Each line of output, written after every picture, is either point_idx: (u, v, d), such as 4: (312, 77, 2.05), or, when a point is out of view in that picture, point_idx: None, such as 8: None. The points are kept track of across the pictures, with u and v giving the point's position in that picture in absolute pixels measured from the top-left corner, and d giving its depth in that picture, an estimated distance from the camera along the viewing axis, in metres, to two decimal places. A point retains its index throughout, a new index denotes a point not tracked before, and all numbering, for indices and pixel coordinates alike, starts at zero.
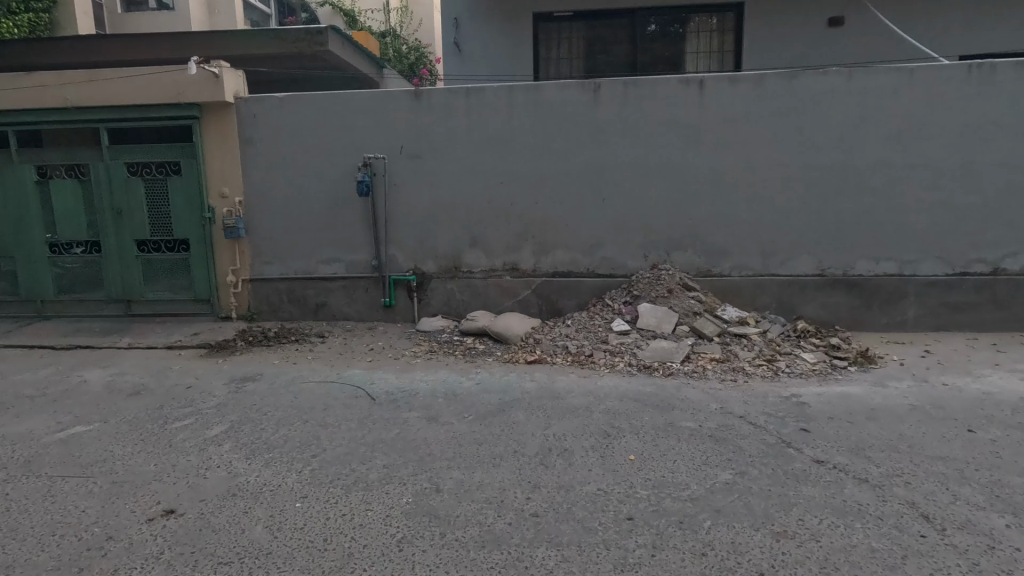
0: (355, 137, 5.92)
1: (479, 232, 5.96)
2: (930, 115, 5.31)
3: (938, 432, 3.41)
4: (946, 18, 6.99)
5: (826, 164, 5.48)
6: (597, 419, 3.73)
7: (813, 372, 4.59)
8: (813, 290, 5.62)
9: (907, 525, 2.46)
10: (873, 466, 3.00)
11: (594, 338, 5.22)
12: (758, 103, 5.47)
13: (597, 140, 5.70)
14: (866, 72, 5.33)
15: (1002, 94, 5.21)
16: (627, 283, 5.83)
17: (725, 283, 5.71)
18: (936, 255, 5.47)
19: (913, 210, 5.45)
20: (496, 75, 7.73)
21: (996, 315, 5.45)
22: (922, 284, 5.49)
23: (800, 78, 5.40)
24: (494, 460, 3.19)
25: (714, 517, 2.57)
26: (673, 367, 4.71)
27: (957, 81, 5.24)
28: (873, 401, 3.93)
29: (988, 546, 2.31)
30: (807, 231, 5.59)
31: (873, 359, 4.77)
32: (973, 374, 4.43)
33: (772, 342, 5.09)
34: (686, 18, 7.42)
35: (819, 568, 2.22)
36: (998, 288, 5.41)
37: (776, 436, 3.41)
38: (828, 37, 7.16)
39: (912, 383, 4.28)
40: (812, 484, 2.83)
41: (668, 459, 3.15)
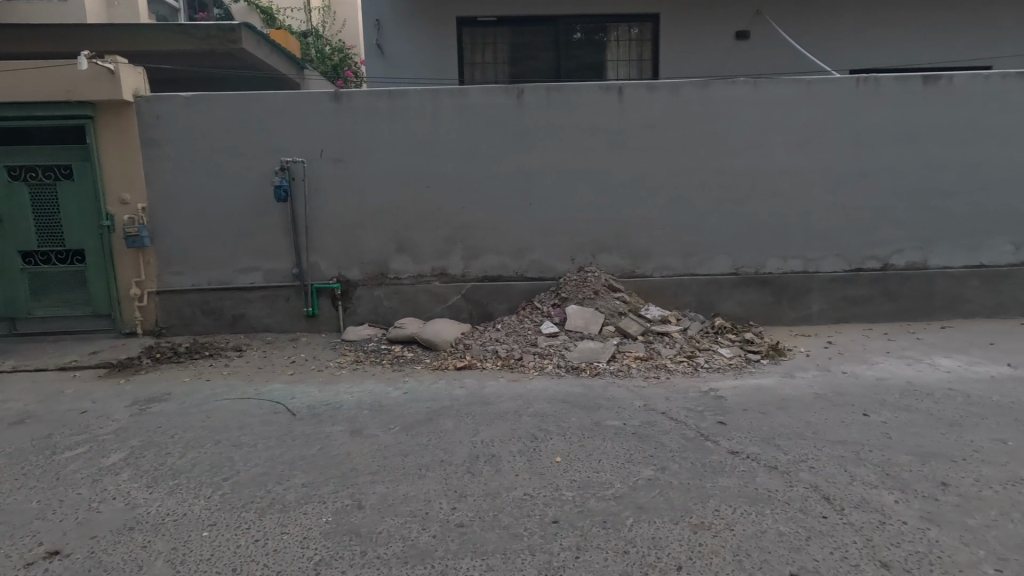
0: (271, 140, 5.64)
1: (407, 237, 5.84)
2: (826, 123, 5.74)
3: (839, 417, 3.67)
4: (840, 35, 7.61)
5: (738, 169, 5.80)
6: (526, 423, 3.74)
7: (729, 366, 4.83)
8: (729, 288, 5.92)
9: (811, 508, 2.62)
10: (781, 453, 3.18)
11: (523, 342, 5.25)
12: (674, 110, 5.71)
13: (523, 145, 5.74)
14: (770, 83, 5.68)
15: (886, 105, 5.71)
16: (555, 285, 5.90)
17: (648, 283, 5.91)
18: (836, 252, 5.91)
19: (815, 211, 5.87)
20: (421, 78, 7.62)
21: (888, 307, 5.95)
22: (824, 280, 5.91)
23: (712, 87, 5.68)
24: (420, 471, 3.11)
25: (636, 514, 2.63)
26: (600, 367, 4.81)
27: (848, 92, 5.69)
28: (783, 391, 4.18)
29: (880, 522, 2.49)
30: (723, 232, 5.89)
31: (783, 351, 5.09)
32: (868, 361, 4.81)
33: (691, 339, 5.31)
34: (607, 27, 7.65)
35: (732, 555, 2.32)
36: (888, 282, 5.92)
37: (695, 430, 3.54)
38: (737, 49, 7.61)
39: (816, 373, 4.59)
40: (727, 474, 2.96)
41: (593, 459, 3.20)
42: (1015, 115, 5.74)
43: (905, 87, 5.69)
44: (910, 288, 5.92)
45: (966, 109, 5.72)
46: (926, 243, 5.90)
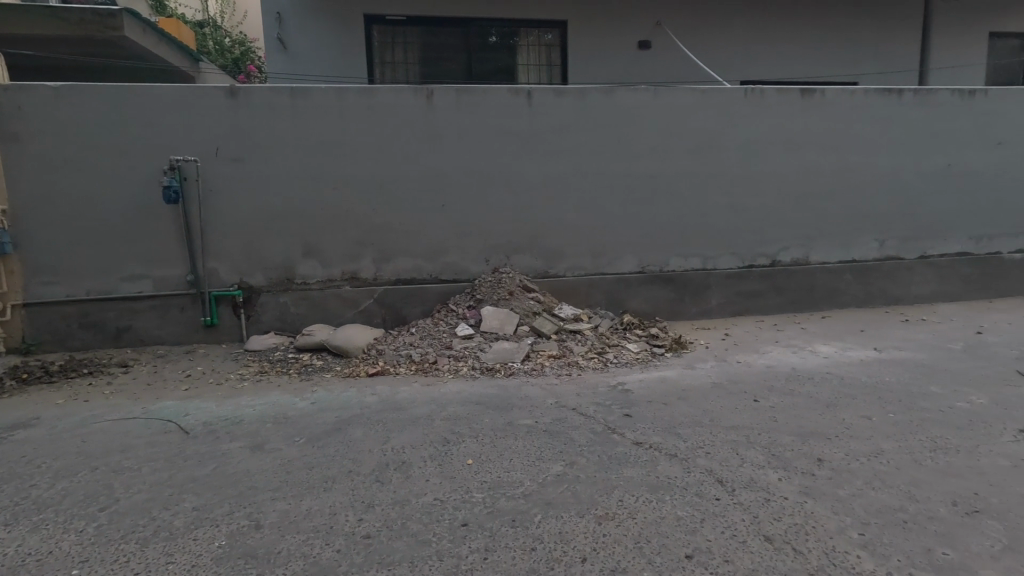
0: (158, 136, 5.20)
1: (314, 241, 5.60)
2: (719, 130, 6.15)
3: (733, 404, 3.94)
4: (731, 49, 8.19)
5: (641, 172, 6.08)
6: (438, 427, 3.70)
7: (636, 361, 5.05)
8: (636, 285, 6.18)
9: (705, 491, 2.79)
10: (681, 441, 3.37)
11: (438, 345, 5.19)
12: (581, 115, 5.88)
13: (434, 147, 5.68)
14: (668, 91, 6.00)
15: (770, 114, 6.21)
16: (470, 287, 5.89)
17: (561, 283, 6.05)
18: (731, 251, 6.35)
19: (712, 212, 6.27)
20: (328, 76, 7.36)
21: (777, 300, 6.48)
22: (721, 277, 6.33)
23: (616, 94, 5.91)
24: (326, 484, 2.99)
25: (544, 510, 2.68)
26: (514, 367, 4.85)
27: (737, 102, 6.13)
28: (684, 382, 4.44)
29: (765, 499, 2.69)
30: (630, 233, 6.14)
31: (685, 344, 5.39)
32: (759, 351, 5.21)
33: (601, 336, 5.50)
34: (516, 31, 7.76)
35: (634, 543, 2.41)
36: (776, 277, 6.44)
37: (603, 424, 3.66)
38: (639, 58, 7.98)
39: (714, 363, 4.91)
40: (631, 465, 3.08)
41: (505, 459, 3.21)
42: (876, 126, 6.44)
43: (786, 98, 6.21)
44: (796, 282, 6.48)
45: (837, 120, 6.35)
46: (807, 241, 6.48)
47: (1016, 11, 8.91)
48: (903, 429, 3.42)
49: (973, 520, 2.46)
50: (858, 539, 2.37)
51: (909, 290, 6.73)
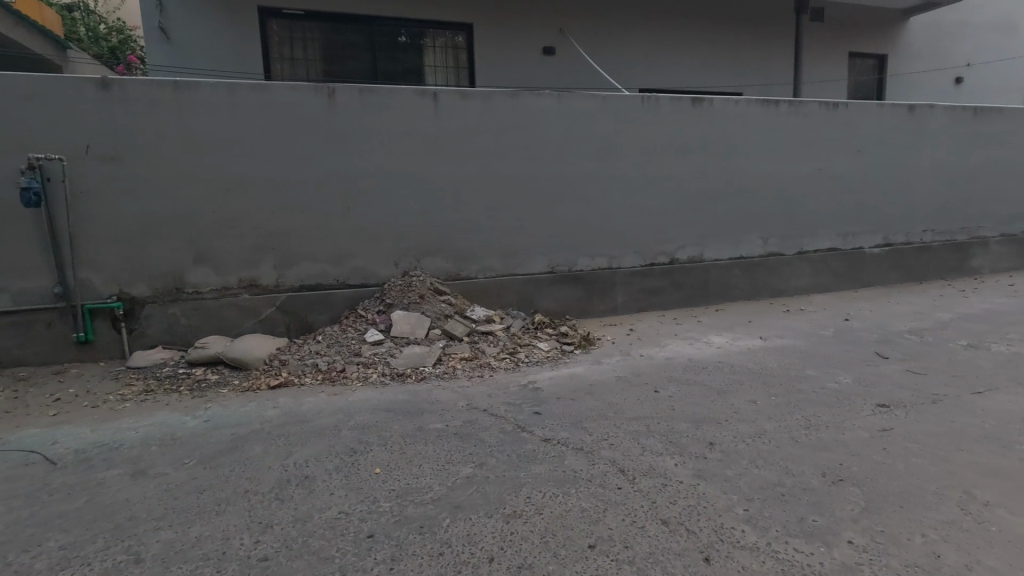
0: (14, 131, 4.62)
1: (206, 246, 5.21)
2: (620, 135, 6.43)
3: (636, 395, 4.14)
4: (629, 58, 8.62)
5: (548, 175, 6.23)
6: (344, 437, 3.57)
7: (546, 359, 5.15)
8: (546, 285, 6.32)
9: (609, 481, 2.90)
10: (587, 434, 3.48)
11: (346, 352, 5.01)
12: (488, 118, 5.92)
13: (336, 147, 5.48)
14: (571, 96, 6.18)
15: (665, 121, 6.59)
16: (379, 291, 5.75)
17: (473, 285, 6.05)
18: (634, 250, 6.66)
19: (615, 213, 6.54)
20: (219, 70, 6.89)
21: (676, 295, 6.89)
22: (626, 275, 6.62)
23: (521, 97, 6.01)
24: (219, 507, 2.79)
25: (453, 513, 2.66)
26: (425, 372, 4.79)
27: (635, 109, 6.44)
28: (591, 377, 4.60)
29: (663, 485, 2.84)
30: (539, 234, 6.27)
31: (593, 341, 5.59)
32: (661, 344, 5.50)
33: (513, 336, 5.57)
34: (422, 32, 7.68)
35: (540, 538, 2.45)
36: (675, 274, 6.84)
37: (513, 423, 3.71)
38: (544, 64, 8.19)
39: (620, 358, 5.12)
40: (539, 462, 3.14)
41: (413, 465, 3.16)
42: (758, 134, 7.01)
43: (679, 106, 6.61)
44: (693, 278, 6.92)
45: (725, 128, 6.86)
46: (701, 240, 6.94)
47: (870, 34, 10.08)
48: (783, 409, 3.75)
49: (838, 488, 2.73)
50: (743, 514, 2.55)
51: (790, 283, 7.41)
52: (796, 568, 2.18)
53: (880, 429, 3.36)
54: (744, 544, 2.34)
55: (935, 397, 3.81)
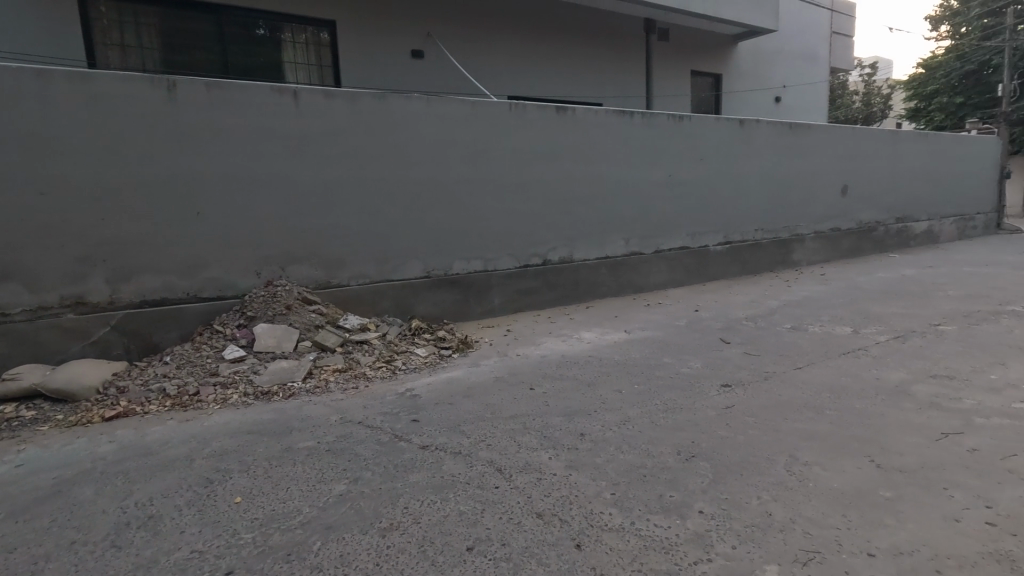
0: None
1: (14, 259, 4.41)
2: (490, 140, 6.55)
3: (513, 394, 4.23)
4: (497, 66, 8.84)
5: (420, 179, 6.16)
6: (199, 467, 3.22)
7: (424, 365, 5.08)
8: (423, 290, 6.24)
9: (486, 482, 2.93)
10: (465, 437, 3.49)
11: (200, 373, 4.53)
12: (354, 120, 5.71)
13: (181, 147, 4.94)
14: (441, 100, 6.18)
15: (532, 127, 6.83)
16: (238, 304, 5.28)
17: (345, 293, 5.80)
18: (508, 252, 6.82)
19: (489, 217, 6.65)
20: (26, 53, 5.85)
21: (550, 295, 7.17)
22: (501, 277, 6.76)
23: (388, 100, 5.87)
24: (36, 567, 2.37)
25: (324, 535, 2.52)
26: (294, 387, 4.48)
27: (503, 115, 6.60)
28: (469, 380, 4.62)
29: (539, 479, 2.93)
30: (413, 238, 6.18)
31: (471, 343, 5.62)
32: (536, 343, 5.69)
33: (389, 343, 5.42)
34: (279, 26, 7.21)
35: (417, 549, 2.40)
36: (548, 275, 7.12)
37: (389, 433, 3.61)
38: (412, 66, 8.10)
39: (497, 359, 5.21)
40: (416, 470, 3.09)
41: (279, 489, 2.94)
42: (616, 142, 7.54)
43: (545, 114, 6.90)
44: (564, 278, 7.25)
45: (587, 136, 7.28)
46: (570, 241, 7.30)
47: (708, 55, 11.33)
48: (644, 396, 4.07)
49: (690, 464, 3.01)
50: (610, 498, 2.71)
51: (650, 280, 8.06)
52: (656, 542, 2.36)
53: (724, 407, 3.77)
54: (611, 526, 2.49)
55: (767, 374, 4.37)
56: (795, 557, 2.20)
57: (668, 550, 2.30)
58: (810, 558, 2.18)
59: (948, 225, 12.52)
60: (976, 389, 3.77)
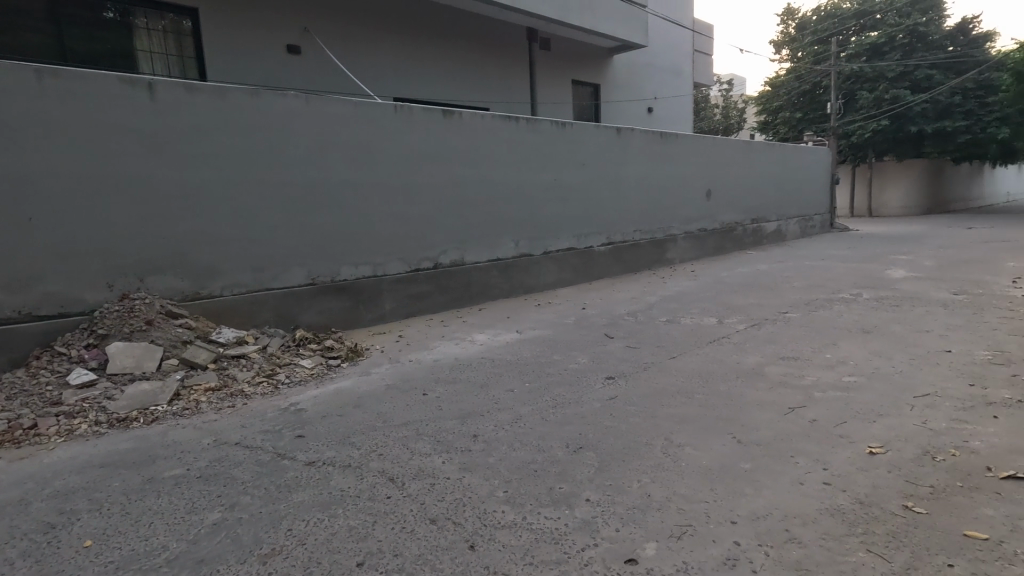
0: None
1: None
2: (375, 142, 6.38)
3: (405, 401, 4.15)
4: (382, 67, 8.66)
5: (300, 182, 5.84)
6: (39, 511, 2.79)
7: (310, 378, 4.81)
8: (307, 298, 5.91)
9: (377, 493, 2.84)
10: (355, 449, 3.36)
11: (38, 403, 3.92)
12: (223, 117, 5.28)
13: (3, 142, 4.24)
14: (321, 100, 5.91)
15: (419, 130, 6.75)
16: (87, 321, 4.65)
17: (218, 304, 5.33)
18: (398, 256, 6.68)
19: (376, 221, 6.47)
20: None
21: (442, 298, 7.13)
22: (391, 282, 6.60)
23: (262, 97, 5.50)
24: None
25: (195, 571, 2.30)
26: (159, 411, 4.04)
27: (388, 117, 6.46)
28: (359, 390, 4.46)
29: (432, 485, 2.90)
30: (294, 244, 5.84)
31: (361, 352, 5.43)
32: (429, 347, 5.63)
33: (270, 357, 5.07)
34: (130, 10, 6.50)
35: (303, 571, 2.27)
36: (439, 278, 7.08)
37: (270, 452, 3.37)
38: (288, 62, 7.68)
39: (389, 366, 5.08)
40: (302, 488, 2.92)
41: (141, 526, 2.63)
42: (503, 147, 7.69)
43: (432, 117, 6.85)
44: (456, 281, 7.25)
45: (474, 140, 7.34)
46: (461, 245, 7.32)
47: (587, 66, 11.95)
48: (534, 393, 4.19)
49: (578, 455, 3.15)
50: (503, 496, 2.76)
51: (540, 280, 8.30)
52: (546, 534, 2.44)
53: (609, 398, 3.99)
54: (503, 523, 2.53)
55: (646, 365, 4.70)
56: (671, 532, 2.38)
57: (558, 541, 2.39)
58: (683, 532, 2.37)
59: (793, 225, 14.28)
60: (816, 367, 4.33)
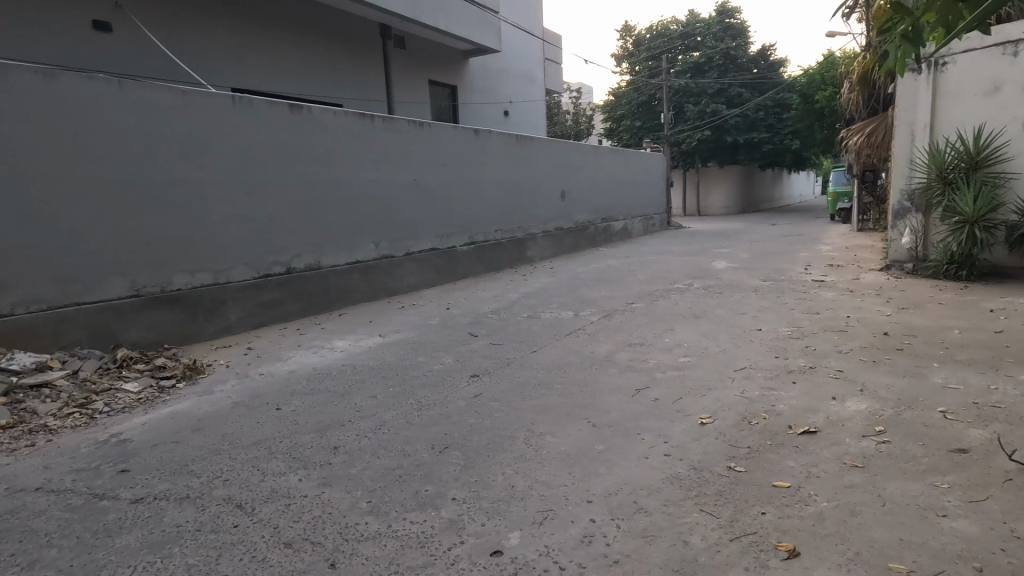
0: None
1: None
2: (209, 135, 5.76)
3: (254, 419, 3.80)
4: (215, 54, 7.87)
5: (116, 178, 5.08)
6: None
7: (137, 403, 4.20)
8: (131, 312, 5.15)
9: (223, 523, 2.57)
10: (194, 478, 3.00)
11: None
12: (7, 100, 4.41)
13: None
14: (138, 85, 5.18)
15: (262, 124, 6.23)
16: None
17: (10, 324, 4.43)
18: (243, 261, 6.11)
19: (215, 224, 5.86)
20: None
21: (297, 305, 6.67)
22: (236, 290, 6.02)
23: (60, 78, 4.69)
24: None
25: None
26: None
27: (225, 108, 5.87)
28: (199, 411, 3.99)
29: (286, 506, 2.69)
30: (112, 251, 5.07)
31: (200, 369, 4.86)
32: (282, 358, 5.23)
33: (84, 382, 4.34)
34: None
35: None
36: (292, 283, 6.60)
37: (84, 494, 2.88)
38: (95, 40, 6.66)
39: (235, 382, 4.63)
40: (127, 530, 2.54)
41: None
42: (358, 145, 7.40)
43: (276, 111, 6.36)
44: (312, 286, 6.82)
45: (326, 137, 6.96)
46: (316, 247, 6.91)
47: (442, 67, 11.98)
48: (398, 397, 4.09)
49: (443, 455, 3.14)
50: (366, 507, 2.65)
51: (403, 282, 8.14)
52: (412, 538, 2.39)
53: (473, 395, 4.04)
54: (367, 535, 2.44)
55: (509, 360, 4.84)
56: (534, 519, 2.47)
57: (424, 544, 2.35)
58: (544, 517, 2.47)
59: (637, 223, 15.67)
60: (657, 351, 4.79)
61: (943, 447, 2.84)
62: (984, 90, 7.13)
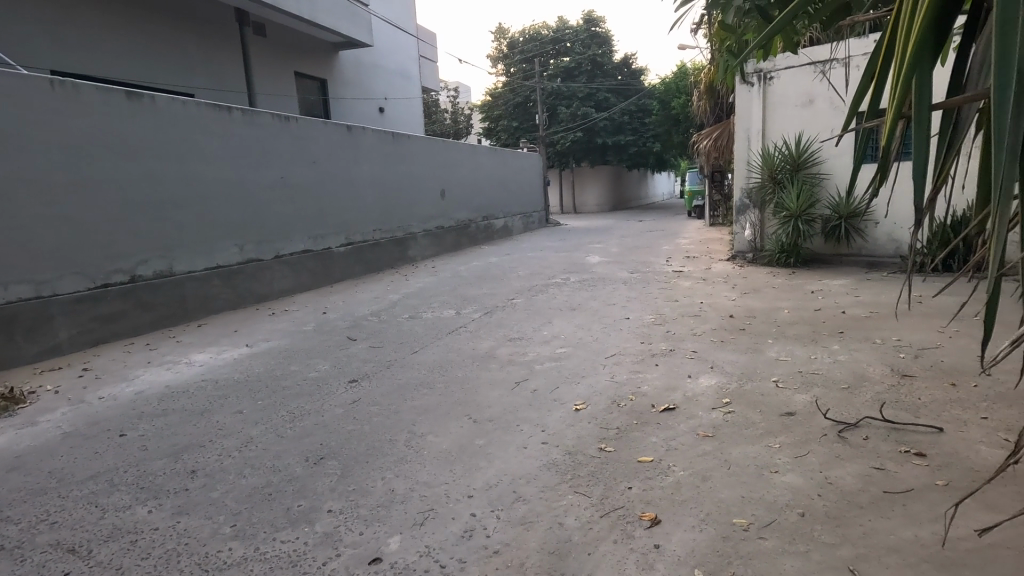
0: None
1: None
2: (20, 125, 4.93)
3: (91, 450, 3.33)
4: (24, 29, 6.77)
5: None
6: None
7: None
8: None
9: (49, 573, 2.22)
10: (12, 525, 2.56)
11: None
12: None
13: None
14: None
15: (91, 114, 5.45)
16: None
17: None
18: (75, 270, 5.32)
19: (34, 228, 5.05)
20: None
21: (145, 317, 5.95)
22: (66, 303, 5.22)
23: None
24: None
25: None
26: None
27: (42, 95, 5.06)
28: (18, 447, 3.41)
29: (133, 542, 2.39)
30: None
31: (20, 398, 4.15)
32: (127, 378, 4.64)
33: None
34: None
35: None
36: (139, 294, 5.87)
37: None
38: None
39: (68, 408, 4.02)
40: None
41: None
42: (214, 139, 6.77)
43: (109, 98, 5.60)
44: (163, 295, 6.12)
45: (175, 129, 6.28)
46: (168, 252, 6.22)
47: (309, 59, 11.34)
48: (267, 411, 3.81)
49: (318, 466, 2.98)
50: (229, 532, 2.44)
51: (273, 287, 7.60)
52: (282, 559, 2.24)
53: (350, 402, 3.88)
54: (231, 562, 2.24)
55: (388, 362, 4.72)
56: (414, 521, 2.44)
57: (296, 562, 2.22)
58: (425, 517, 2.45)
59: (517, 221, 16.06)
60: (536, 343, 4.95)
61: (775, 412, 3.26)
62: (802, 102, 8.26)
